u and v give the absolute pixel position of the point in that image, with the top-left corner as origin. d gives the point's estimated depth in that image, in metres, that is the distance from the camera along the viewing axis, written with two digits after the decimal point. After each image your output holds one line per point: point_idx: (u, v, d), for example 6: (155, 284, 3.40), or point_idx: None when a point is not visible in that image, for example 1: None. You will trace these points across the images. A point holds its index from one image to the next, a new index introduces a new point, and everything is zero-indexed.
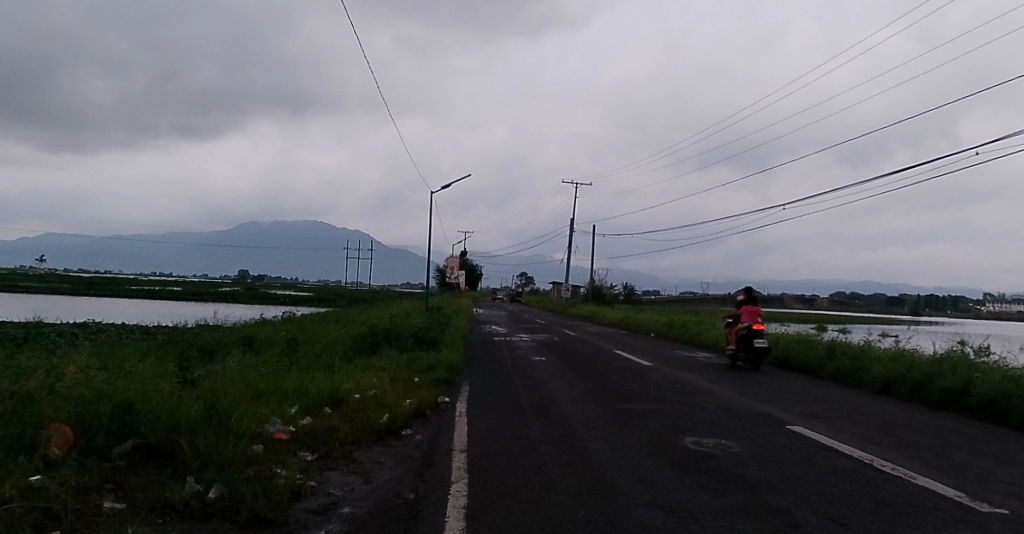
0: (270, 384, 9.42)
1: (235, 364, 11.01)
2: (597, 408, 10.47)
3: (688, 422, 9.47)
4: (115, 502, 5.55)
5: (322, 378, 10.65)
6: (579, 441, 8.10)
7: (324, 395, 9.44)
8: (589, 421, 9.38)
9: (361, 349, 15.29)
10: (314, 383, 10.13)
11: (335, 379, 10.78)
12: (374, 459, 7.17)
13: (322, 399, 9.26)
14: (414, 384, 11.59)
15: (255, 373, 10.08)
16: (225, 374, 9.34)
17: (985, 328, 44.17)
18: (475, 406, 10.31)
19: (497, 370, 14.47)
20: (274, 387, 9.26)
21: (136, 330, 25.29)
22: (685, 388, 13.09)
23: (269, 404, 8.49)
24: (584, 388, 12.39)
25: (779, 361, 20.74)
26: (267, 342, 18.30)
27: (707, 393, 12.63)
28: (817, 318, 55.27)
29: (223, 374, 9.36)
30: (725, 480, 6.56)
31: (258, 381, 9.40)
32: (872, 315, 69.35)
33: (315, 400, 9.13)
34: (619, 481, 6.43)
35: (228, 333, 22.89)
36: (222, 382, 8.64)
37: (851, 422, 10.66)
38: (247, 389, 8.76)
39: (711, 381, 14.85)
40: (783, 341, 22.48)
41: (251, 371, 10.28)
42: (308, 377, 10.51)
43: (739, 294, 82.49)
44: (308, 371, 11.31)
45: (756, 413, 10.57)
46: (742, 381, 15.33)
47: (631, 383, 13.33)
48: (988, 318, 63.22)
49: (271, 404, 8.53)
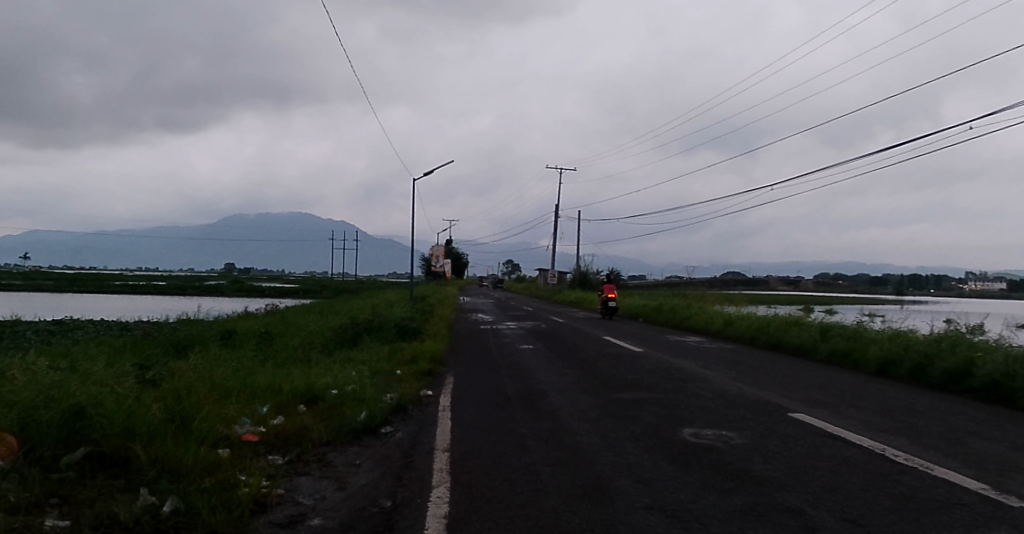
0: (239, 381, 8.82)
1: (206, 361, 10.39)
2: (588, 399, 9.98)
3: (685, 412, 9.02)
4: (58, 519, 4.93)
5: (297, 373, 10.06)
6: (570, 436, 7.61)
7: (297, 392, 8.84)
8: (580, 413, 8.88)
9: (341, 341, 14.71)
10: (288, 379, 9.54)
11: (312, 374, 10.18)
12: (349, 462, 6.61)
13: (295, 396, 8.67)
14: (395, 377, 11.05)
15: (225, 370, 9.46)
16: (190, 373, 8.71)
17: (966, 307, 44.40)
18: (460, 400, 9.77)
19: (483, 361, 13.94)
20: (243, 385, 8.66)
21: (113, 326, 24.53)
22: (681, 375, 12.65)
23: (236, 403, 7.89)
24: (573, 377, 11.89)
25: (772, 343, 20.43)
26: (243, 335, 17.62)
27: (703, 380, 12.20)
28: (804, 299, 55.32)
29: (188, 372, 8.72)
30: (730, 477, 6.24)
31: (227, 379, 8.79)
32: (857, 296, 69.58)
33: (289, 398, 8.53)
34: (615, 480, 5.97)
35: (206, 327, 22.19)
36: (186, 381, 8.01)
37: (854, 409, 10.30)
38: (211, 387, 8.15)
39: (706, 366, 14.46)
40: (776, 323, 22.18)
41: (221, 368, 9.67)
42: (281, 373, 9.91)
43: (725, 277, 82.52)
44: (283, 366, 10.73)
45: (755, 402, 10.20)
46: (738, 365, 14.96)
47: (624, 370, 12.92)
48: (971, 297, 63.59)
49: (238, 403, 7.93)
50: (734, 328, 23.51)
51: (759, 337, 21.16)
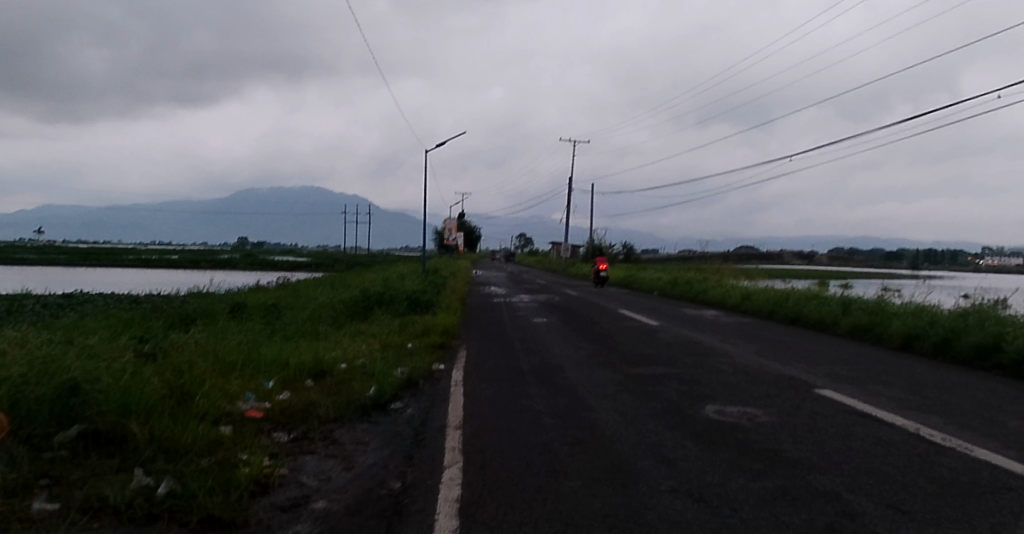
0: (243, 355, 8.53)
1: (211, 335, 10.11)
2: (605, 374, 9.62)
3: (707, 388, 8.65)
4: (46, 502, 4.64)
5: (304, 347, 9.76)
6: (588, 412, 7.25)
7: (305, 367, 8.54)
8: (597, 389, 8.52)
9: (351, 314, 14.41)
10: (294, 353, 9.23)
11: (320, 348, 9.88)
12: (356, 440, 6.29)
13: (302, 371, 8.37)
14: (406, 351, 10.73)
15: (230, 344, 9.17)
16: (193, 347, 8.42)
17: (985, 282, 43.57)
18: (472, 374, 9.44)
19: (497, 334, 13.60)
20: (248, 359, 8.36)
21: (125, 299, 24.45)
22: (700, 349, 12.26)
23: (240, 378, 7.60)
24: (589, 351, 11.54)
25: (790, 317, 19.99)
26: (253, 309, 17.39)
27: (723, 354, 11.81)
28: (818, 273, 54.72)
29: (191, 346, 8.43)
30: (759, 458, 5.86)
31: (231, 353, 8.49)
32: (873, 271, 68.76)
33: (295, 373, 8.23)
34: (637, 461, 5.61)
35: (217, 300, 22.04)
36: (189, 356, 7.72)
37: (882, 385, 9.87)
38: (215, 362, 7.85)
39: (725, 340, 14.05)
40: (794, 297, 21.69)
41: (226, 341, 9.38)
42: (288, 347, 9.61)
43: (738, 251, 81.70)
44: (290, 340, 10.43)
45: (778, 378, 9.82)
46: (757, 340, 14.55)
47: (641, 344, 12.55)
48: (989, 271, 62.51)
49: (243, 378, 7.64)
50: (751, 301, 23.06)
51: (777, 311, 20.70)
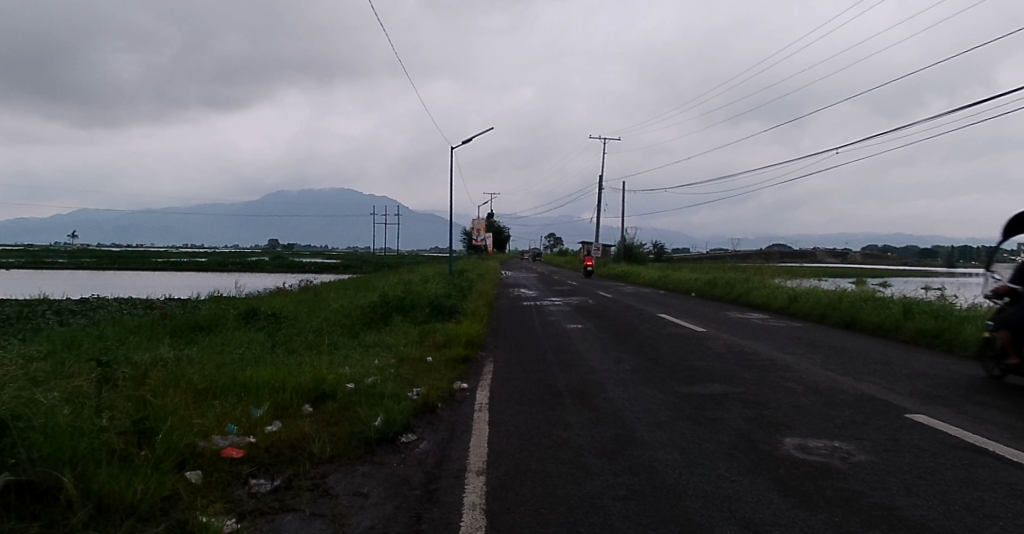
0: (234, 377, 7.37)
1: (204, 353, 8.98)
2: (654, 394, 8.23)
3: (778, 415, 7.23)
4: None
5: (307, 364, 8.55)
6: (639, 449, 5.89)
7: (303, 391, 7.35)
8: (647, 415, 7.16)
9: (368, 323, 13.22)
10: (295, 372, 8.02)
11: (326, 365, 8.68)
12: (354, 490, 5.04)
13: (300, 396, 7.18)
14: (424, 366, 9.48)
15: (221, 364, 8.02)
16: (176, 371, 7.29)
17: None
18: (499, 395, 8.14)
19: (527, 344, 12.26)
20: (238, 383, 7.19)
21: (140, 306, 23.65)
22: (757, 362, 10.76)
23: (224, 408, 6.43)
24: (632, 365, 10.14)
25: (844, 321, 18.30)
26: (267, 318, 16.33)
27: (785, 368, 10.27)
28: (860, 273, 52.40)
29: (172, 370, 7.29)
30: (873, 523, 4.47)
31: (218, 375, 7.33)
32: (916, 269, 65.99)
33: (291, 398, 7.04)
34: (714, 527, 4.26)
35: (232, 306, 21.09)
36: (162, 384, 6.57)
37: (982, 407, 8.30)
38: (194, 391, 6.68)
39: (782, 349, 12.51)
40: (848, 299, 19.93)
41: (218, 361, 8.23)
42: (289, 364, 8.44)
43: (772, 251, 79.24)
44: (293, 355, 9.25)
45: (857, 397, 8.35)
46: (818, 348, 12.98)
47: (689, 355, 11.13)
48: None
49: (227, 407, 6.46)
50: (799, 304, 21.34)
51: (830, 315, 19.01)
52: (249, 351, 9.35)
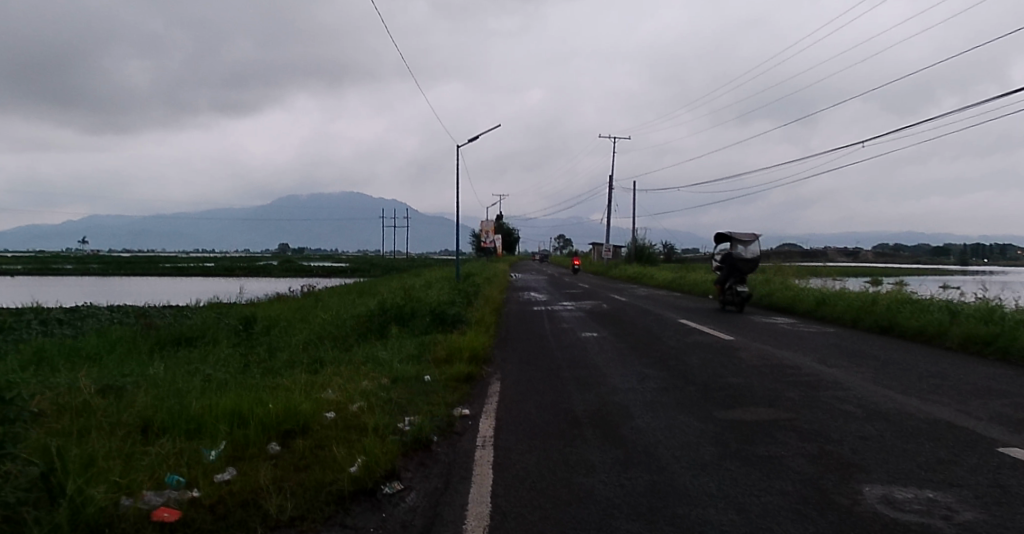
0: (188, 411, 6.19)
1: (165, 380, 7.81)
2: (690, 422, 6.96)
3: (846, 454, 5.94)
4: None
5: (283, 390, 7.34)
6: (682, 506, 4.63)
7: (269, 429, 6.13)
8: (686, 452, 5.90)
9: (363, 335, 12.04)
10: (266, 399, 6.84)
11: (304, 390, 7.47)
12: None
13: (264, 435, 5.97)
14: (420, 387, 8.25)
15: (180, 393, 6.85)
16: (116, 410, 6.11)
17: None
18: (507, 425, 6.89)
19: (539, 357, 11.00)
20: (192, 421, 6.01)
21: (130, 315, 22.47)
22: (799, 377, 9.45)
23: (163, 455, 5.22)
24: (659, 383, 8.87)
25: (880, 325, 16.88)
26: (258, 329, 15.17)
27: (833, 384, 8.97)
28: (880, 273, 50.72)
29: (112, 409, 6.12)
30: None
31: (173, 411, 6.18)
32: (936, 269, 64.07)
33: (255, 437, 5.84)
34: None
35: (226, 314, 19.91)
36: (88, 432, 5.39)
37: None
38: (130, 437, 5.50)
39: (823, 360, 11.18)
40: (882, 302, 18.45)
41: (179, 391, 7.08)
42: (260, 390, 7.26)
43: (787, 251, 77.54)
44: (270, 377, 8.03)
45: (931, 424, 7.03)
46: (862, 359, 11.60)
47: (721, 370, 9.80)
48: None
49: (167, 454, 5.25)
50: (829, 306, 19.92)
51: (865, 319, 17.58)
52: (220, 376, 8.19)
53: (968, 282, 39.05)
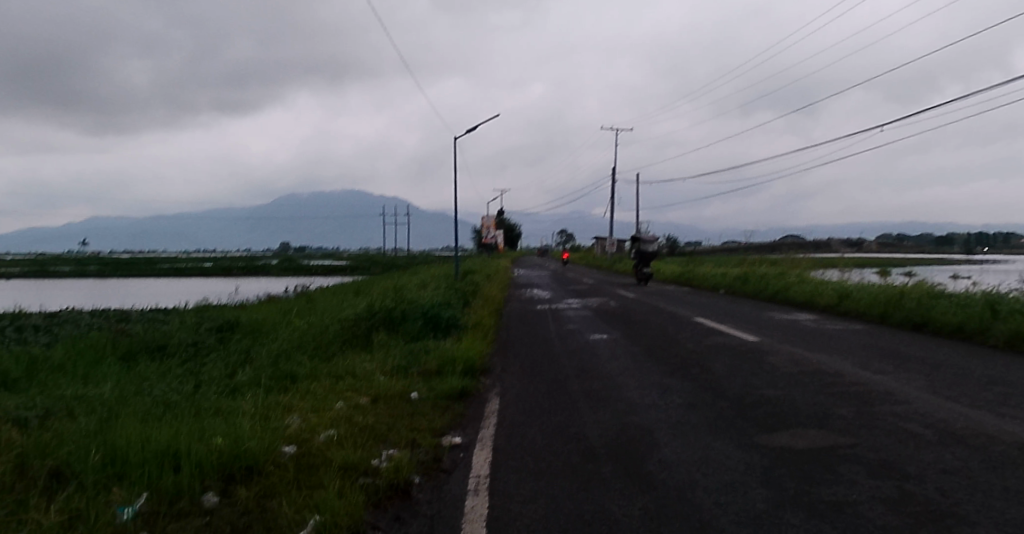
0: (108, 460, 5.03)
1: (101, 410, 6.63)
2: (729, 451, 5.73)
3: (936, 498, 4.68)
4: None
5: (236, 421, 6.15)
6: None
7: (204, 479, 4.92)
8: (732, 497, 4.67)
9: (347, 343, 10.86)
10: (211, 436, 5.66)
11: (261, 421, 6.27)
12: None
13: (196, 485, 4.76)
14: (404, 408, 7.04)
15: (108, 431, 5.66)
16: (12, 463, 4.94)
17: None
18: (506, 458, 5.68)
19: (544, 365, 9.77)
20: (111, 474, 4.87)
21: (111, 320, 21.22)
22: (844, 387, 8.20)
23: (50, 525, 4.02)
24: (684, 398, 7.63)
25: (912, 321, 15.57)
26: (238, 336, 14.00)
27: (886, 396, 7.71)
28: (892, 264, 49.38)
29: (6, 461, 4.95)
30: None
31: (87, 460, 5.00)
32: (948, 259, 62.64)
33: (185, 493, 4.67)
34: None
35: (210, 318, 18.68)
36: None
37: None
38: (12, 505, 4.32)
39: (863, 364, 9.92)
40: (912, 296, 17.14)
41: (108, 426, 5.89)
42: (207, 423, 6.07)
43: (794, 243, 76.10)
44: (227, 403, 6.85)
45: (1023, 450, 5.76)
46: (907, 362, 10.30)
47: (753, 380, 8.54)
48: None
49: (56, 524, 4.05)
50: (853, 302, 18.62)
51: (895, 315, 16.27)
52: (168, 403, 7.04)
53: (982, 272, 37.90)
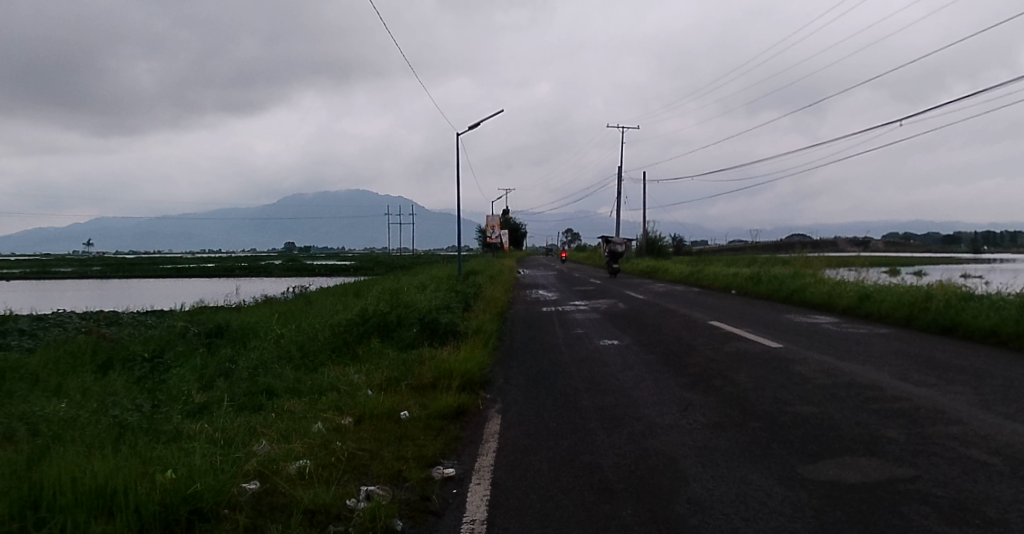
0: (26, 509, 4.17)
1: (44, 438, 5.79)
2: (769, 487, 4.86)
3: None
4: None
5: (195, 452, 5.32)
6: None
7: (140, 530, 4.06)
8: None
9: (335, 352, 10.03)
10: (159, 474, 4.81)
11: (222, 452, 5.42)
12: None
13: None
14: (391, 429, 6.21)
15: (40, 467, 4.83)
16: None
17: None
18: (506, 495, 4.82)
19: (550, 377, 8.91)
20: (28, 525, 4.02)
21: (100, 324, 20.45)
22: (886, 403, 7.33)
23: None
24: (709, 418, 6.77)
25: (940, 324, 14.66)
26: (226, 342, 13.18)
27: (936, 414, 6.83)
28: (906, 264, 48.30)
29: None
30: None
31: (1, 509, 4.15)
32: (959, 257, 61.59)
33: None
34: None
35: (201, 322, 17.89)
36: None
37: None
38: None
39: (902, 374, 9.00)
40: (939, 297, 16.22)
41: (43, 460, 5.06)
42: (159, 458, 5.22)
43: (803, 242, 74.89)
44: (190, 429, 6.02)
45: None
46: (948, 371, 9.41)
47: (784, 395, 7.66)
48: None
49: None
50: (873, 303, 17.72)
51: (920, 317, 15.37)
52: (124, 430, 6.20)
53: (1001, 271, 36.88)
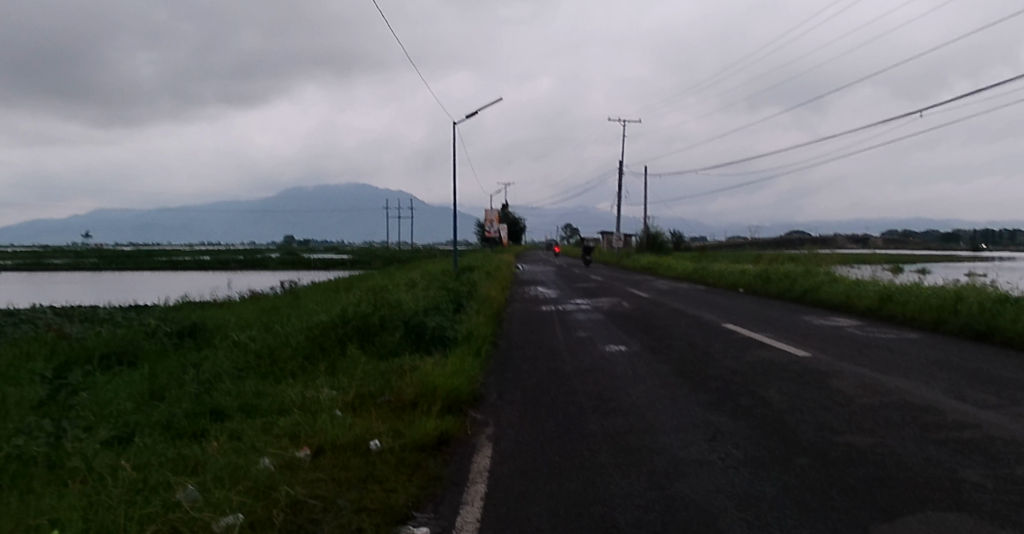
0: None
1: None
2: None
3: None
4: None
5: (90, 508, 4.10)
6: None
7: None
8: None
9: (307, 359, 8.83)
10: None
11: (130, 504, 4.19)
12: None
13: None
14: (355, 466, 5.01)
15: None
16: None
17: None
18: None
19: (551, 392, 7.72)
20: None
21: (70, 320, 19.20)
22: (953, 433, 6.18)
23: None
24: (746, 452, 5.59)
25: (974, 328, 13.51)
26: (194, 345, 12.00)
27: (1018, 449, 5.69)
28: (912, 261, 47.17)
29: None
30: None
31: None
32: (964, 255, 60.52)
33: None
34: None
35: (175, 320, 16.64)
36: None
37: None
38: None
39: (955, 392, 7.85)
40: (969, 299, 15.08)
41: None
42: (40, 515, 3.98)
43: (806, 239, 73.64)
44: (101, 471, 4.79)
45: None
46: (1006, 387, 8.25)
47: (828, 420, 6.50)
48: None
49: None
50: (896, 305, 16.56)
51: (951, 321, 14.20)
52: (24, 464, 5.00)
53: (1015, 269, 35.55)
